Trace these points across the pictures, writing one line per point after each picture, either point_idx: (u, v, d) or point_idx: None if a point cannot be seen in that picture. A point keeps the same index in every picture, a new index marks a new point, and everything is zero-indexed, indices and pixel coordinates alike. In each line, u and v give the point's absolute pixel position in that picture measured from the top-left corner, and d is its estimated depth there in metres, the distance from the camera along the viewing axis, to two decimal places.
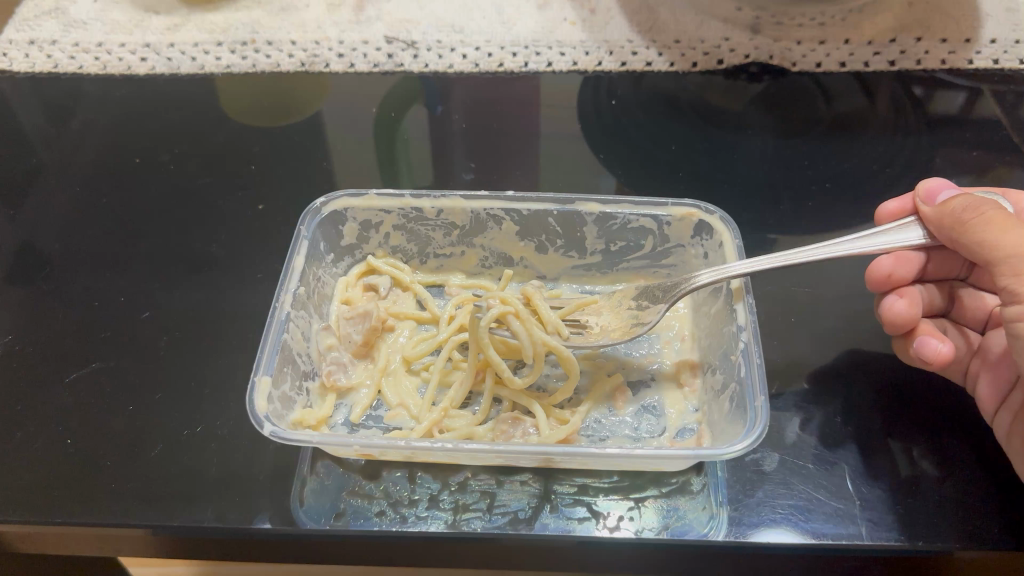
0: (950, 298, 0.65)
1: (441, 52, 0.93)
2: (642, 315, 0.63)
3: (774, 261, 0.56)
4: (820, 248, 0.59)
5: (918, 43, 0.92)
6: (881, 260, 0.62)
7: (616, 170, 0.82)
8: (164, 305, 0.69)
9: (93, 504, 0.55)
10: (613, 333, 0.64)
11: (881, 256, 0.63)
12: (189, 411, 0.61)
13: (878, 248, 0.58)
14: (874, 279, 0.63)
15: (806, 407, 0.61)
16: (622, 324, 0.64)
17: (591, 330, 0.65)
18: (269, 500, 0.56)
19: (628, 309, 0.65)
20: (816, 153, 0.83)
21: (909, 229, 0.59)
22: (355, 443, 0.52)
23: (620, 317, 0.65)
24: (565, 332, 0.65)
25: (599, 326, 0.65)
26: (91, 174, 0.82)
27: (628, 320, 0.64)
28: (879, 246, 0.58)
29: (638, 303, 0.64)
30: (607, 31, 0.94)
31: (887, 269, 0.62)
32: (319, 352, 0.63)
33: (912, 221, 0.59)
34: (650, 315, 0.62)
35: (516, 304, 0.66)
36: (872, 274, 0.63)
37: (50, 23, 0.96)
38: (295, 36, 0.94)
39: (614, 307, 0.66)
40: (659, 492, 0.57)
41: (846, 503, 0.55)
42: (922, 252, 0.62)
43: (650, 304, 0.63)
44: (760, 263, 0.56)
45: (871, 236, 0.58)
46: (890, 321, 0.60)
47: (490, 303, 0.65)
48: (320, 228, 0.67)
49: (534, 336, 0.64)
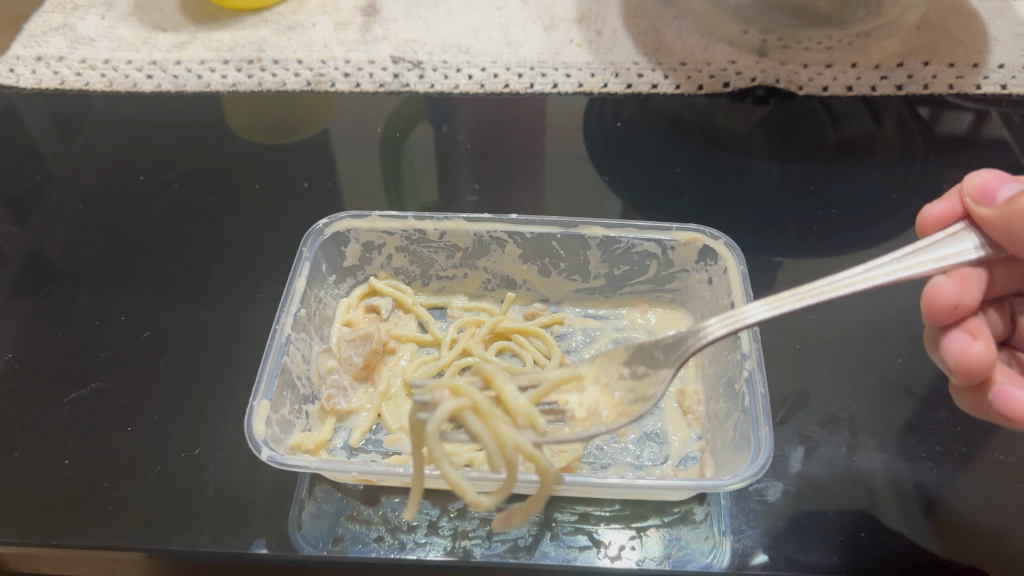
0: (1010, 322, 0.57)
1: (447, 73, 0.93)
2: (641, 386, 0.50)
3: (800, 302, 0.47)
4: (856, 271, 0.48)
5: (926, 67, 0.91)
6: (942, 283, 0.49)
7: (621, 192, 0.81)
8: (165, 325, 0.69)
9: (90, 527, 0.55)
10: (606, 416, 0.49)
11: (939, 278, 0.50)
12: (188, 433, 0.61)
13: (932, 267, 0.48)
14: (937, 307, 0.49)
15: (810, 437, 0.60)
16: (616, 402, 0.50)
17: (574, 415, 0.51)
18: (265, 523, 0.55)
19: (621, 382, 0.51)
20: (823, 177, 0.83)
21: (962, 238, 0.49)
22: (354, 470, 0.51)
23: (612, 393, 0.51)
24: (542, 424, 0.50)
25: (584, 410, 0.51)
26: (95, 191, 0.82)
27: (626, 398, 0.50)
28: (932, 265, 0.48)
29: (633, 370, 0.51)
30: (613, 53, 0.94)
31: (954, 298, 0.49)
32: (319, 375, 0.62)
33: (964, 228, 0.50)
34: (653, 387, 0.49)
35: (472, 393, 0.51)
36: (934, 302, 0.49)
37: (58, 39, 0.96)
38: (301, 55, 0.94)
39: (600, 374, 0.52)
40: (661, 521, 0.56)
41: (849, 535, 0.54)
42: (983, 268, 0.51)
43: (648, 370, 0.50)
44: (790, 305, 0.47)
45: (917, 252, 0.48)
46: (965, 367, 0.48)
47: (439, 397, 0.50)
48: (322, 249, 0.67)
49: (501, 437, 0.49)
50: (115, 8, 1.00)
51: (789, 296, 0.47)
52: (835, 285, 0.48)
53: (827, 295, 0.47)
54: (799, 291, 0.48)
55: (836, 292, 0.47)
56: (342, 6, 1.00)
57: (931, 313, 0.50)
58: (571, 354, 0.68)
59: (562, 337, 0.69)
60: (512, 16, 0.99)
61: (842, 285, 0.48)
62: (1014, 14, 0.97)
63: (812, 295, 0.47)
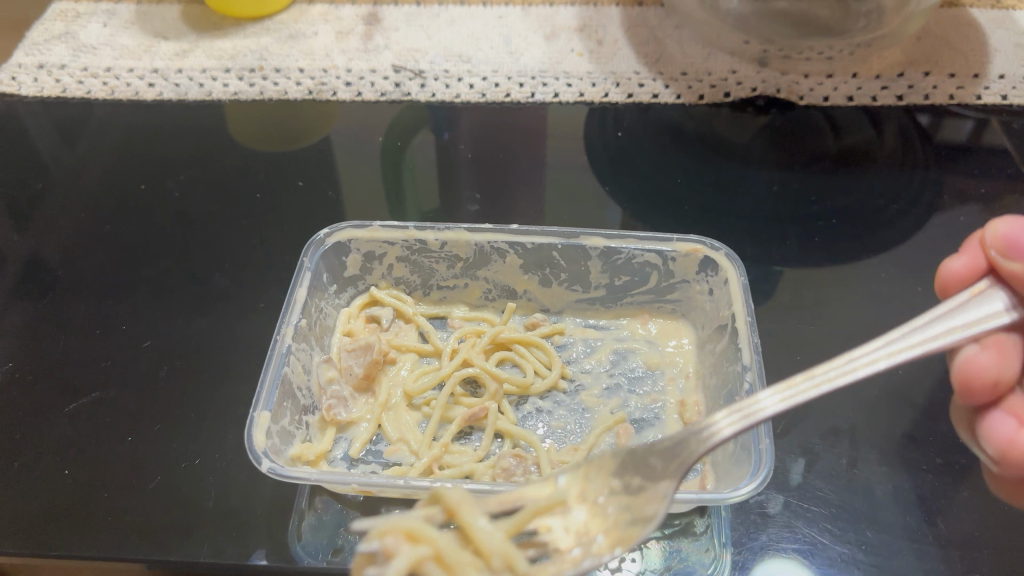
0: None
1: (448, 82, 0.93)
2: (637, 505, 0.44)
3: (815, 389, 0.45)
4: (879, 346, 0.47)
5: (926, 77, 0.92)
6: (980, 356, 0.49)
7: (622, 201, 0.81)
8: (166, 334, 0.69)
9: (89, 538, 0.54)
10: (598, 544, 0.43)
11: (972, 349, 0.49)
12: (188, 443, 0.61)
13: (960, 337, 0.47)
14: (974, 385, 0.49)
15: (811, 448, 0.60)
16: (610, 525, 0.44)
17: (559, 546, 0.43)
18: (264, 535, 0.55)
19: (613, 501, 0.45)
20: (824, 187, 0.83)
21: (988, 298, 0.48)
22: (354, 482, 0.51)
23: (604, 514, 0.44)
24: (521, 565, 0.42)
25: (570, 533, 0.44)
26: (96, 200, 0.82)
27: (621, 519, 0.44)
28: (959, 334, 0.47)
29: (625, 483, 0.45)
30: (614, 63, 0.95)
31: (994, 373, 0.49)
32: (319, 385, 0.62)
33: (989, 288, 0.48)
34: (650, 507, 0.44)
35: (433, 536, 0.44)
36: (972, 381, 0.49)
37: (60, 47, 0.96)
38: (303, 64, 0.94)
39: (586, 490, 0.46)
40: (661, 533, 0.56)
41: (850, 548, 0.54)
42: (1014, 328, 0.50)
43: (644, 485, 0.45)
44: (804, 394, 0.45)
45: (940, 321, 0.47)
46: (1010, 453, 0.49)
47: (393, 548, 0.42)
48: (323, 259, 0.67)
49: None
50: (117, 16, 1.00)
51: (803, 382, 0.46)
52: (854, 363, 0.46)
53: (838, 382, 0.46)
54: (814, 373, 0.46)
55: (850, 376, 0.45)
56: (343, 15, 1.01)
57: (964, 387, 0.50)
58: (572, 364, 0.68)
59: (563, 347, 0.69)
60: (513, 25, 0.99)
61: (855, 368, 0.46)
62: (1014, 24, 0.97)
63: (825, 377, 0.46)
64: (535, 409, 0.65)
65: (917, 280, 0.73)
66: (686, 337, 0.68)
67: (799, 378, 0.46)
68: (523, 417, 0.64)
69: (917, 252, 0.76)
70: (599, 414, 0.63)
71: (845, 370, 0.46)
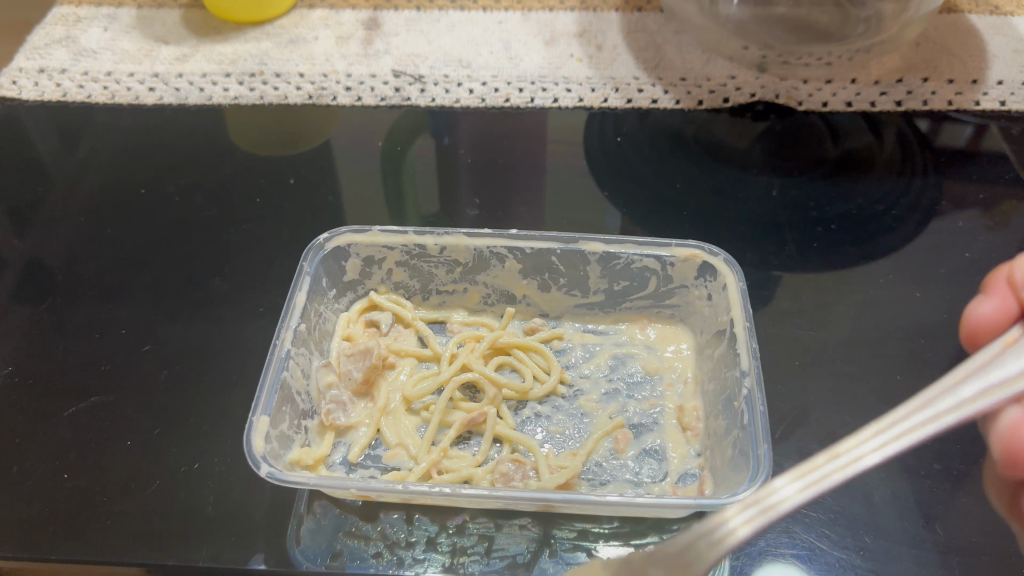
0: None
1: (448, 87, 0.93)
2: None
3: (825, 480, 0.48)
4: (874, 432, 0.49)
5: (925, 83, 0.92)
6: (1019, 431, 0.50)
7: (621, 207, 0.81)
8: (166, 339, 0.69)
9: (88, 542, 0.55)
10: None
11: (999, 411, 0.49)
12: (188, 447, 0.61)
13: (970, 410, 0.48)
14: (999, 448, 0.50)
15: (809, 454, 0.60)
16: None
17: None
18: (264, 539, 0.55)
19: None
20: (823, 193, 0.83)
21: (1004, 361, 0.49)
22: (352, 486, 0.51)
23: None
24: None
25: None
26: (96, 205, 0.82)
27: None
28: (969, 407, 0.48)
29: None
30: (613, 69, 0.95)
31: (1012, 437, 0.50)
32: (318, 390, 0.62)
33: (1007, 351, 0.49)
34: None
35: None
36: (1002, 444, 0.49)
37: (60, 51, 0.96)
38: (303, 68, 0.94)
39: None
40: (659, 539, 0.55)
41: (848, 553, 0.54)
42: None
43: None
44: (817, 483, 0.48)
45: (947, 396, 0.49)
46: None
47: None
48: (323, 264, 0.67)
49: None
50: (117, 20, 1.01)
51: (824, 465, 0.48)
52: (860, 449, 0.49)
53: (853, 471, 0.48)
54: (837, 456, 0.49)
55: (856, 468, 0.48)
56: (343, 19, 1.01)
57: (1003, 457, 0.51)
58: (571, 369, 0.68)
59: (562, 352, 0.69)
60: (513, 31, 1.00)
61: (866, 454, 0.48)
62: (1013, 30, 0.97)
63: (847, 465, 0.48)
64: (535, 415, 0.65)
65: (916, 285, 0.73)
66: (685, 342, 0.68)
67: (819, 460, 0.49)
68: (522, 422, 0.64)
69: (916, 258, 0.76)
70: (598, 419, 0.63)
71: (864, 456, 0.48)
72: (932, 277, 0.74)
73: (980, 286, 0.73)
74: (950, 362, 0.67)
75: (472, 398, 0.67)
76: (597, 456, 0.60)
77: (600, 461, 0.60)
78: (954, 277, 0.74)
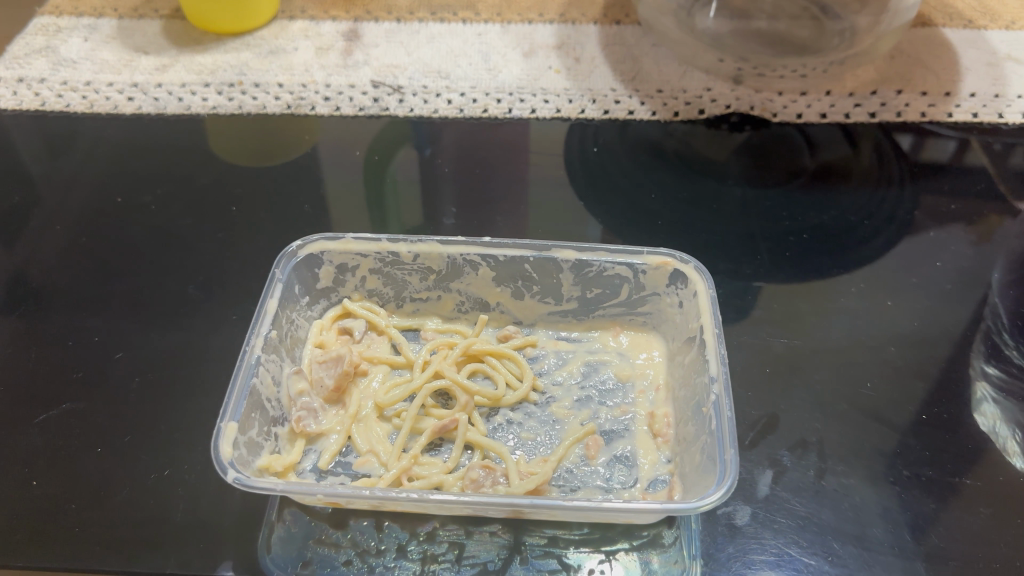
0: None
1: (427, 98, 0.94)
2: None
3: None
4: None
5: (898, 95, 0.93)
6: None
7: (598, 217, 0.82)
8: (138, 346, 0.69)
9: (54, 550, 0.54)
10: None
11: None
12: (158, 454, 0.60)
13: None
14: None
15: (779, 460, 0.61)
16: None
17: None
18: (233, 546, 0.55)
19: None
20: (798, 203, 0.83)
21: None
22: (319, 493, 0.51)
23: None
24: None
25: None
26: (73, 213, 0.82)
27: None
28: None
29: None
30: (591, 80, 0.96)
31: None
32: (289, 398, 0.62)
33: None
34: None
35: None
36: None
37: (40, 62, 0.97)
38: (282, 79, 0.95)
39: None
40: (630, 545, 0.56)
41: (817, 559, 0.55)
42: None
43: None
44: None
45: None
46: None
47: None
48: (295, 271, 0.67)
49: None
50: (97, 31, 1.01)
51: None
52: None
53: None
54: None
55: None
56: (324, 31, 1.02)
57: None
58: (543, 376, 0.68)
59: (535, 359, 0.69)
60: (492, 43, 1.00)
61: None
62: (986, 44, 0.99)
63: None
64: (506, 422, 0.65)
65: (888, 294, 0.74)
66: (657, 349, 0.69)
67: None
68: (493, 428, 0.64)
69: (889, 268, 0.77)
70: (570, 425, 0.63)
71: None
72: (905, 286, 0.75)
73: (952, 295, 0.74)
74: (921, 370, 0.68)
75: (443, 403, 0.67)
76: (566, 462, 0.60)
77: (569, 466, 0.60)
78: (926, 286, 0.75)
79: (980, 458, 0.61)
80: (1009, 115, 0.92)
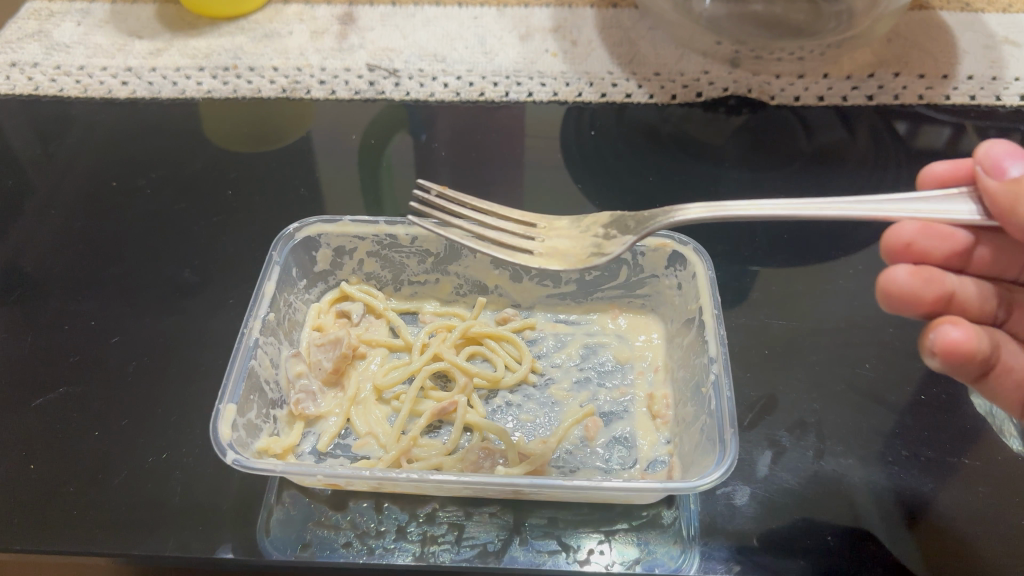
0: None
1: (423, 81, 0.93)
2: None
3: None
4: None
5: (896, 78, 0.93)
6: (896, 271, 0.49)
7: (596, 200, 0.82)
8: (135, 331, 0.68)
9: (52, 532, 0.54)
10: None
11: None
12: (156, 438, 0.60)
13: None
14: None
15: (777, 441, 0.61)
16: None
17: None
18: (232, 529, 0.55)
19: None
20: (795, 186, 0.83)
21: None
22: (319, 473, 0.51)
23: None
24: None
25: None
26: (69, 198, 0.81)
27: None
28: None
29: None
30: (588, 64, 0.96)
31: (909, 237, 0.53)
32: (288, 380, 0.62)
33: None
34: None
35: None
36: None
37: (33, 46, 0.96)
38: (277, 62, 0.94)
39: None
40: (630, 525, 0.56)
41: (816, 538, 0.55)
42: None
43: None
44: None
45: None
46: None
47: None
48: (292, 253, 0.67)
49: None
50: (90, 15, 1.00)
51: None
52: None
53: None
54: None
55: None
56: (318, 14, 1.01)
57: (895, 302, 0.50)
58: (542, 358, 0.68)
59: (533, 341, 0.69)
60: (488, 26, 1.00)
61: None
62: (983, 26, 0.99)
63: None
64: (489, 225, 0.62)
65: None
66: (656, 331, 0.69)
67: None
68: (493, 410, 0.65)
69: None
70: (555, 231, 0.61)
71: None
72: None
73: None
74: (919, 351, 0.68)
75: (467, 197, 0.64)
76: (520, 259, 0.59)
77: (521, 263, 0.59)
78: None
79: (979, 438, 0.61)
80: (1006, 98, 0.92)
